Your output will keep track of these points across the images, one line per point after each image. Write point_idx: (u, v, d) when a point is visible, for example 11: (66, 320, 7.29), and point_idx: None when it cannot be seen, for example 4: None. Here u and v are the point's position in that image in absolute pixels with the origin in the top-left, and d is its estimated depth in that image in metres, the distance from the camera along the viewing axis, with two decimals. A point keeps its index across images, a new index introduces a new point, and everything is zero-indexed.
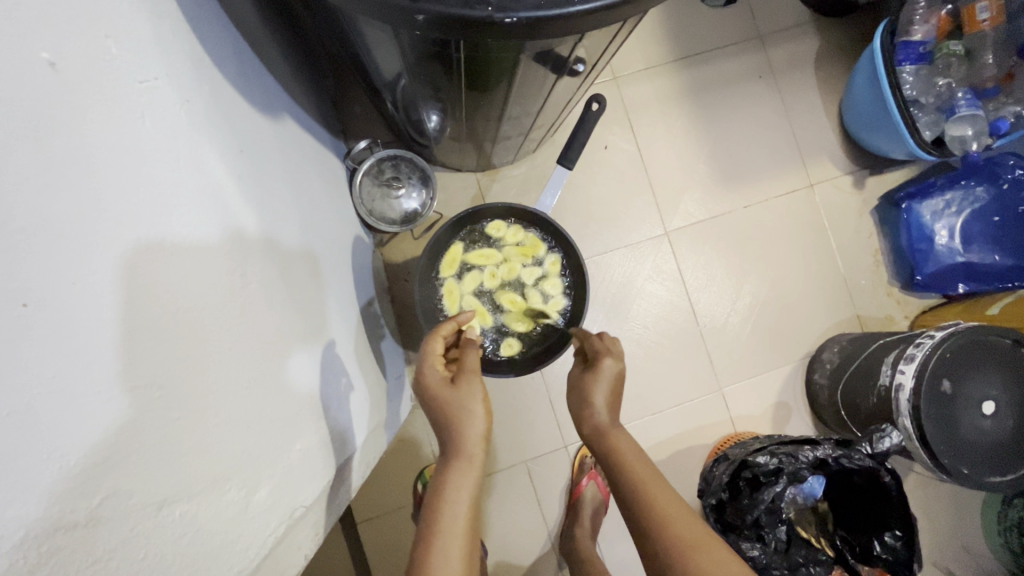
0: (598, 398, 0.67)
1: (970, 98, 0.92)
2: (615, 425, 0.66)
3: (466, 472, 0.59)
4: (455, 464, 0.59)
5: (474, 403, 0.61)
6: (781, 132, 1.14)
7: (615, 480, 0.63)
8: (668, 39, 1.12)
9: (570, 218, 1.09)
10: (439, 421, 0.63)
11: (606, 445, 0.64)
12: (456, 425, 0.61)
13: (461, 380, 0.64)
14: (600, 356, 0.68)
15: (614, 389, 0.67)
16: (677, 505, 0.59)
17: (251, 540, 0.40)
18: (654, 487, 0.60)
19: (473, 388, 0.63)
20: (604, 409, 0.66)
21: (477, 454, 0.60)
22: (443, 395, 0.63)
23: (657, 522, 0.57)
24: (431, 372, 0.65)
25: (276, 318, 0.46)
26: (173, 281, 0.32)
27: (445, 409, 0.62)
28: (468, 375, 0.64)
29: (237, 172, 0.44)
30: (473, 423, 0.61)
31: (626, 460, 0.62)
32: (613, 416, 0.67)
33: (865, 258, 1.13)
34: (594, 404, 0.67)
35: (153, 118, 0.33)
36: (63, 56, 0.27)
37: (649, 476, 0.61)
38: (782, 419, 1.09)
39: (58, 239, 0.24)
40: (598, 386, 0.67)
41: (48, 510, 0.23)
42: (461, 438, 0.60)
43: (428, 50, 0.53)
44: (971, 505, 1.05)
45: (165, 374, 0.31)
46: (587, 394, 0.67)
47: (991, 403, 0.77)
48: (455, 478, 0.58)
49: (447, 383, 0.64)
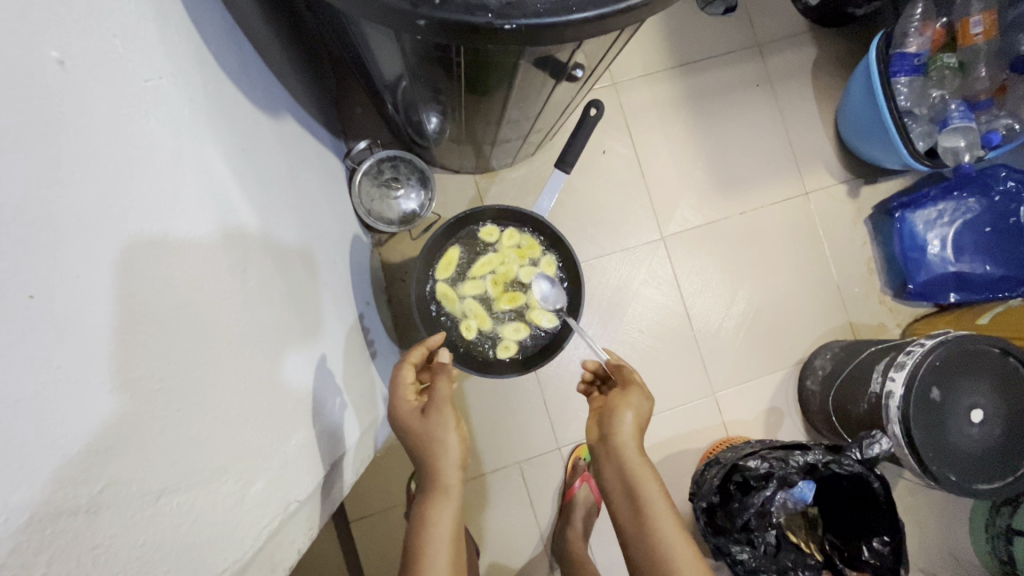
0: (635, 418, 0.67)
1: (964, 110, 0.93)
2: (642, 452, 0.66)
3: (444, 506, 0.60)
4: (433, 497, 0.61)
5: (446, 433, 0.61)
6: (778, 140, 1.15)
7: (626, 504, 0.65)
8: (667, 45, 1.13)
9: (567, 221, 1.10)
10: (415, 450, 0.62)
11: (621, 476, 0.65)
12: (431, 458, 0.61)
13: (430, 412, 0.62)
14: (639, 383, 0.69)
15: (641, 424, 0.68)
16: (671, 523, 0.62)
17: (247, 532, 0.40)
18: (658, 517, 0.62)
19: (445, 419, 0.61)
20: (632, 432, 0.66)
21: (452, 485, 0.61)
22: (415, 426, 0.62)
23: (649, 544, 0.62)
24: (402, 405, 0.64)
25: (274, 316, 0.47)
26: (175, 276, 0.33)
27: (418, 441, 0.61)
28: (440, 405, 0.62)
29: (238, 171, 0.44)
30: (447, 456, 0.60)
31: (642, 492, 0.63)
32: (637, 442, 0.67)
33: (859, 266, 1.14)
34: (625, 425, 0.67)
35: (158, 116, 0.34)
36: (73, 54, 0.27)
37: (660, 505, 0.63)
38: (774, 424, 1.10)
39: (65, 233, 0.25)
40: (630, 415, 0.67)
41: (51, 495, 0.24)
42: (438, 471, 0.61)
43: (429, 53, 0.54)
44: (959, 512, 1.06)
45: (166, 366, 0.31)
46: (620, 411, 0.67)
47: (979, 411, 0.78)
48: (433, 514, 0.60)
49: (418, 415, 0.63)
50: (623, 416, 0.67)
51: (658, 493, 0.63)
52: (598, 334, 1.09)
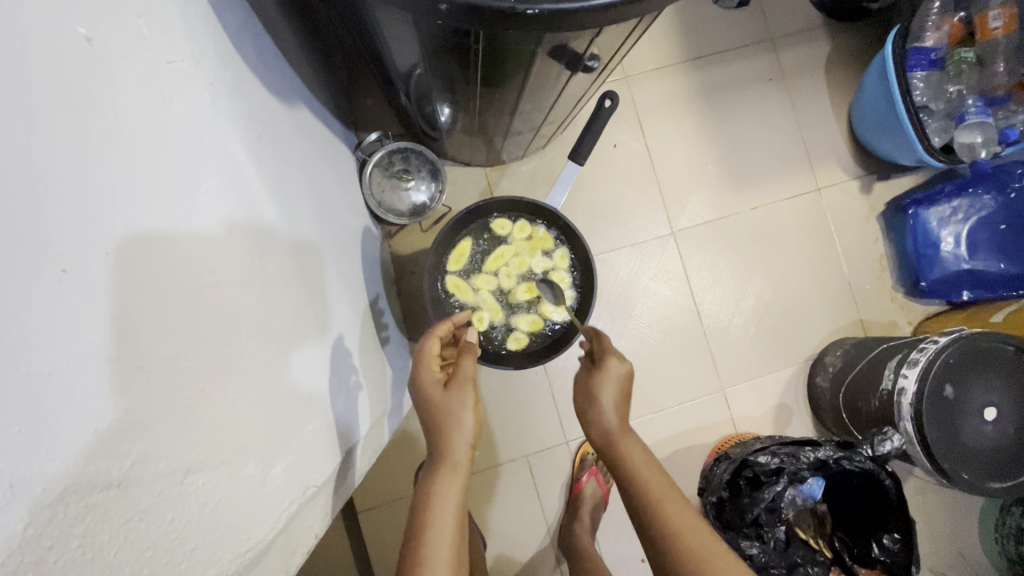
0: (612, 396, 0.66)
1: (980, 106, 0.92)
2: (626, 427, 0.66)
3: (451, 479, 0.59)
4: (440, 472, 0.60)
5: (463, 409, 0.61)
6: (790, 135, 1.14)
7: (621, 481, 0.64)
8: (680, 39, 1.12)
9: (578, 216, 1.09)
10: (430, 424, 0.63)
11: (614, 452, 0.65)
12: (445, 433, 0.61)
13: (453, 386, 0.63)
14: (608, 356, 0.67)
15: (623, 390, 0.67)
16: (674, 497, 0.61)
17: (268, 514, 0.40)
18: (660, 492, 0.61)
19: (464, 395, 0.62)
20: (613, 411, 0.66)
21: (463, 461, 0.61)
22: (435, 399, 0.63)
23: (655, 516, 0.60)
24: (426, 373, 0.65)
25: (291, 302, 0.47)
26: (196, 259, 0.33)
27: (435, 413, 0.62)
28: (462, 381, 0.63)
29: (256, 157, 0.44)
30: (461, 432, 0.61)
31: (637, 474, 0.62)
32: (621, 420, 0.66)
33: (870, 263, 1.13)
34: (605, 405, 0.66)
35: (181, 97, 0.34)
36: (99, 32, 0.27)
37: (656, 481, 0.62)
38: (783, 421, 1.10)
39: (93, 211, 0.25)
40: (604, 387, 0.66)
41: (83, 468, 0.24)
42: (448, 445, 0.61)
43: (446, 41, 0.54)
44: (968, 510, 1.06)
45: (189, 347, 0.31)
46: (595, 392, 0.66)
47: (993, 409, 0.78)
48: (441, 487, 0.59)
49: (440, 386, 0.64)
50: (600, 395, 0.66)
51: (650, 469, 0.63)
52: (607, 329, 1.09)
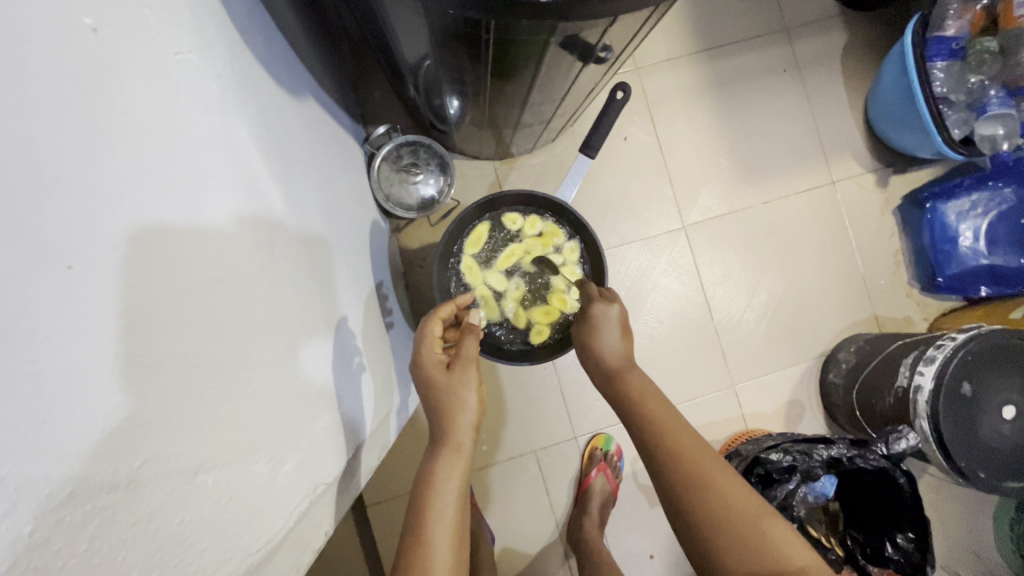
0: (614, 337, 0.65)
1: (1002, 97, 0.90)
2: (631, 365, 0.64)
3: (455, 461, 0.59)
4: (443, 453, 0.60)
5: (466, 392, 0.61)
6: (805, 127, 1.12)
7: (628, 417, 0.62)
8: (693, 29, 1.10)
9: (587, 209, 1.08)
10: (432, 405, 0.63)
11: (617, 384, 0.64)
12: (447, 414, 0.61)
13: (455, 366, 0.63)
14: (595, 300, 0.67)
15: (623, 328, 0.66)
16: (668, 410, 0.60)
17: (278, 512, 0.40)
18: (653, 406, 0.60)
19: (468, 376, 0.63)
20: (616, 353, 0.65)
21: (465, 444, 0.60)
22: (438, 380, 0.63)
23: (652, 430, 0.59)
24: (428, 355, 0.66)
25: (300, 299, 0.46)
26: (207, 253, 0.33)
27: (438, 394, 0.62)
28: (464, 360, 0.64)
29: (264, 150, 0.43)
30: (464, 413, 0.61)
31: (635, 397, 0.61)
32: (624, 356, 0.65)
33: (886, 257, 1.11)
34: (605, 347, 0.65)
35: (190, 89, 0.33)
36: (105, 22, 0.27)
37: (650, 396, 0.61)
38: (794, 417, 1.08)
39: (97, 205, 0.24)
40: (603, 329, 0.66)
41: (92, 468, 0.23)
42: (451, 426, 0.61)
43: (457, 31, 0.52)
44: (982, 510, 1.04)
45: (200, 345, 0.31)
46: (596, 340, 0.66)
47: (1012, 407, 0.76)
48: (443, 468, 0.59)
49: (443, 369, 0.64)
50: (598, 341, 0.66)
51: (644, 385, 0.62)
52: None
